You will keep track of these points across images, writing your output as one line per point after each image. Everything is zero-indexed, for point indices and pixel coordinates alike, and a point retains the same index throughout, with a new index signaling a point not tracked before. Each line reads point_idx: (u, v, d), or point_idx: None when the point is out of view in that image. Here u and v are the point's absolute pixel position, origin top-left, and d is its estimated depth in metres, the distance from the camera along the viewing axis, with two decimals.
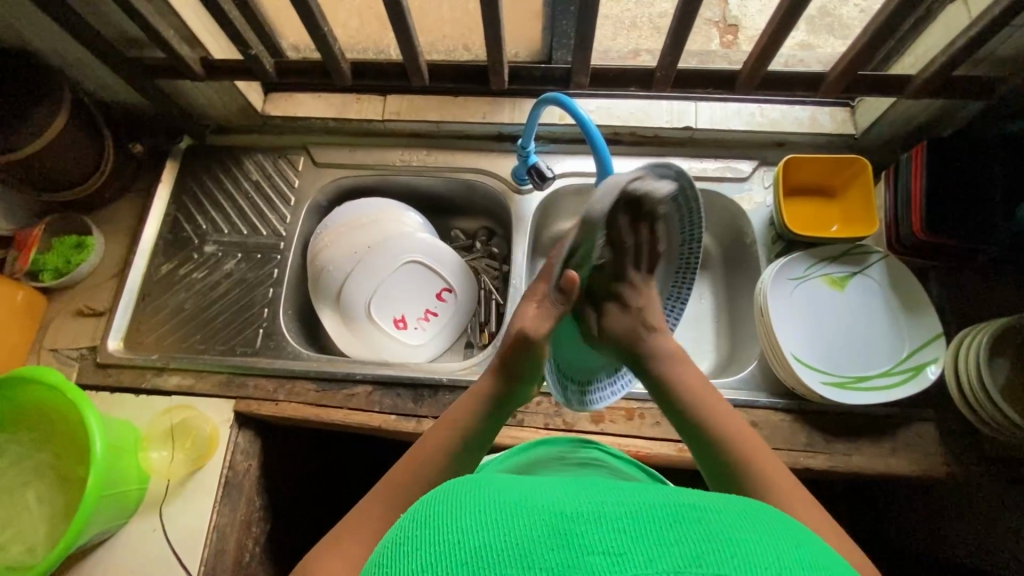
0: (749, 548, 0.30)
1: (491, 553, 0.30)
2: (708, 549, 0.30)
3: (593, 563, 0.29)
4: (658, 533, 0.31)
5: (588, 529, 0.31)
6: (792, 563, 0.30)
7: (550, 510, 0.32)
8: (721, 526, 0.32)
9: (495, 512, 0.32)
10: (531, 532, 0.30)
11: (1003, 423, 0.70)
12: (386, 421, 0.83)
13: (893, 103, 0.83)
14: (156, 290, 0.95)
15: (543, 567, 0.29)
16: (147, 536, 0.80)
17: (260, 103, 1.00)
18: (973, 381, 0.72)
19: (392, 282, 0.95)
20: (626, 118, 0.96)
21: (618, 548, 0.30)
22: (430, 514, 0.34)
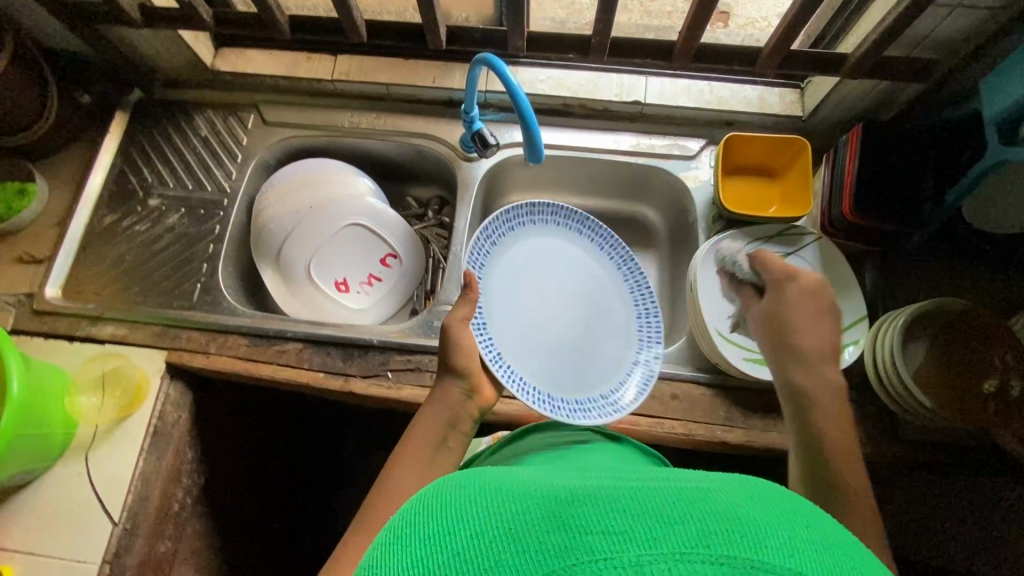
0: (763, 526, 0.28)
1: (480, 542, 0.29)
2: (717, 528, 0.27)
3: (590, 545, 0.28)
4: (662, 510, 0.28)
5: (586, 509, 0.29)
6: (808, 542, 0.29)
7: (544, 495, 0.31)
8: (730, 502, 0.30)
9: (486, 502, 0.32)
10: (525, 521, 0.30)
11: (916, 407, 0.71)
12: (314, 378, 0.83)
13: (836, 84, 0.83)
14: (98, 241, 0.95)
15: (535, 553, 0.28)
16: (72, 480, 0.81)
17: (210, 58, 0.99)
18: (888, 367, 0.72)
19: (335, 244, 0.96)
20: (576, 89, 0.95)
21: (619, 527, 0.28)
22: (419, 507, 0.34)
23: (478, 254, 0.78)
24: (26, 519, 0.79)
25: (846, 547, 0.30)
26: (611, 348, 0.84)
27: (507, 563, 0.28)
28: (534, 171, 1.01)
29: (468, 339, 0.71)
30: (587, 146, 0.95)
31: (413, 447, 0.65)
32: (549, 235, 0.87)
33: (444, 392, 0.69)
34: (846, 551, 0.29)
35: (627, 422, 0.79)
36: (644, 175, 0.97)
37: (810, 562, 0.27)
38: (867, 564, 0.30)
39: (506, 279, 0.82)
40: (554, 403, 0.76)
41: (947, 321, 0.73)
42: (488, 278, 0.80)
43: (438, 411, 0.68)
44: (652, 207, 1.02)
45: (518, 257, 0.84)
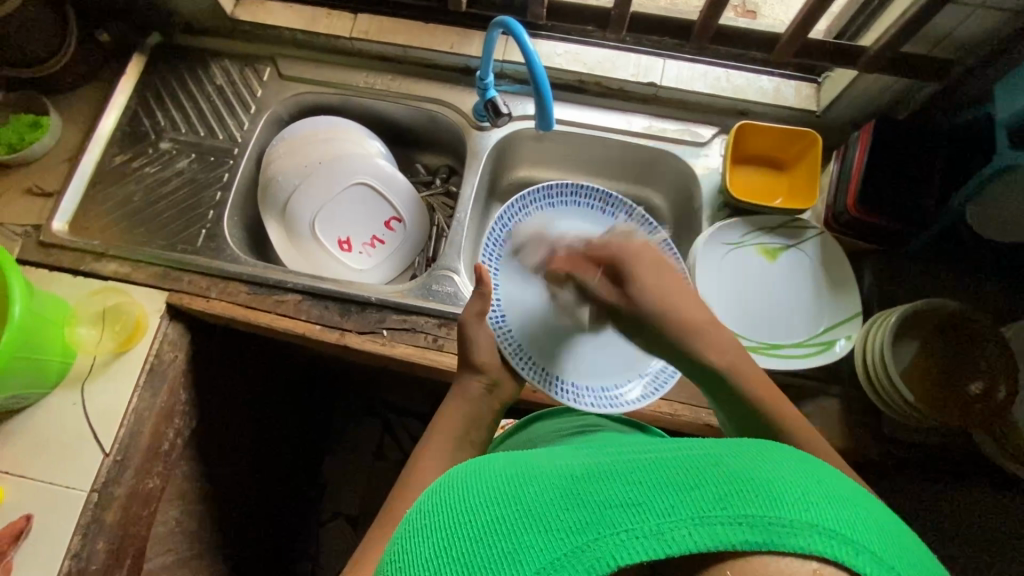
0: (768, 484, 0.33)
1: (508, 523, 0.34)
2: (727, 490, 0.32)
3: (614, 518, 0.32)
4: (675, 480, 0.33)
5: (606, 486, 0.34)
6: (812, 494, 0.33)
7: (565, 478, 0.36)
8: (738, 466, 0.34)
9: (512, 492, 0.36)
10: (549, 500, 0.34)
11: (901, 404, 0.71)
12: (310, 329, 0.84)
13: (853, 79, 0.82)
14: (107, 180, 0.96)
15: (564, 529, 0.32)
16: (67, 408, 0.82)
17: (231, 7, 0.99)
18: (878, 364, 0.73)
19: (341, 203, 0.96)
20: (593, 66, 0.94)
21: (637, 498, 0.33)
22: (450, 500, 0.38)
23: (490, 245, 0.80)
24: (20, 443, 0.81)
25: (846, 492, 0.35)
26: (640, 332, 0.81)
27: (538, 540, 0.32)
28: (544, 147, 1.01)
29: (485, 337, 0.74)
30: (599, 124, 0.95)
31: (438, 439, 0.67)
32: (575, 217, 0.85)
33: (463, 387, 0.72)
34: (847, 496, 0.34)
35: None
36: (654, 158, 0.97)
37: (810, 511, 0.32)
38: (868, 506, 0.35)
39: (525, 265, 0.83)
40: (580, 393, 0.77)
41: (935, 321, 0.74)
42: (506, 266, 0.81)
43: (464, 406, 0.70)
44: (658, 193, 1.03)
45: (540, 242, 0.84)
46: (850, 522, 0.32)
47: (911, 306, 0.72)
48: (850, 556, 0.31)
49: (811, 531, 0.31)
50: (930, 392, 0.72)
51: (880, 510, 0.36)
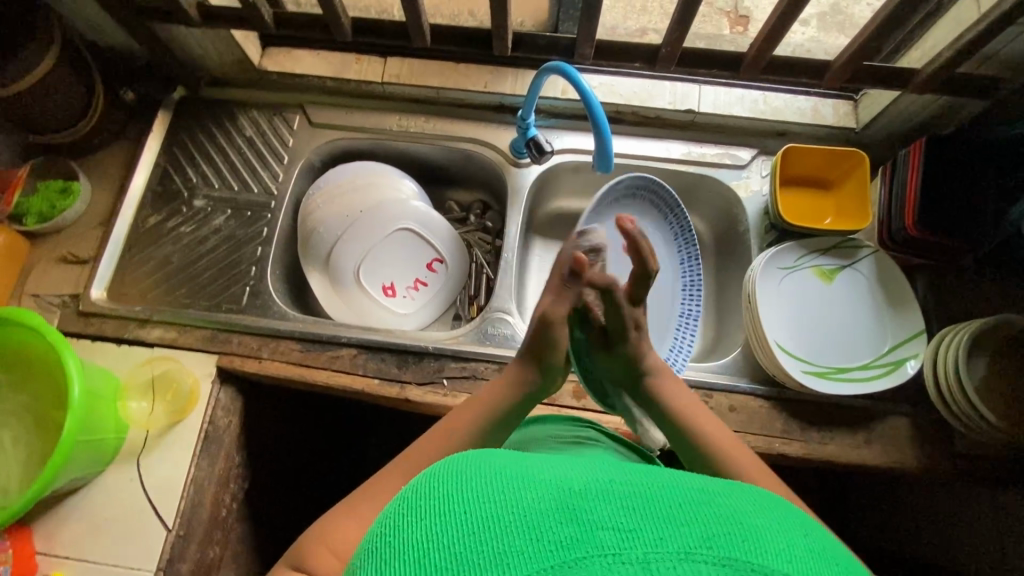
0: (757, 530, 0.31)
1: (496, 521, 0.32)
2: (720, 532, 0.30)
3: (601, 540, 0.30)
4: (667, 513, 0.31)
5: (600, 505, 0.32)
6: (801, 551, 0.31)
7: (558, 488, 0.34)
8: (730, 509, 0.33)
9: (504, 485, 0.35)
10: (540, 505, 0.33)
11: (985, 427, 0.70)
12: (369, 384, 0.83)
13: (895, 99, 0.83)
14: (142, 242, 0.94)
15: (551, 543, 0.31)
16: (124, 484, 0.80)
17: (257, 58, 0.98)
18: (955, 390, 0.72)
19: (383, 249, 0.95)
20: (628, 96, 0.94)
21: (630, 524, 0.31)
22: (439, 484, 0.36)
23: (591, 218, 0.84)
24: (78, 525, 0.78)
25: (831, 556, 0.33)
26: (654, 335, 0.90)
27: (524, 548, 0.31)
28: (582, 177, 1.01)
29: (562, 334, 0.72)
30: (639, 153, 0.95)
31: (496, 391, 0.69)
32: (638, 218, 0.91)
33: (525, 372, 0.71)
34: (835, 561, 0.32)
35: None
36: (694, 183, 0.97)
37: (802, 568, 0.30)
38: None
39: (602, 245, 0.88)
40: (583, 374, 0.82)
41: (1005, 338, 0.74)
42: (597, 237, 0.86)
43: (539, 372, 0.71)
44: (697, 216, 1.03)
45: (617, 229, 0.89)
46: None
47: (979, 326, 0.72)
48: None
49: None
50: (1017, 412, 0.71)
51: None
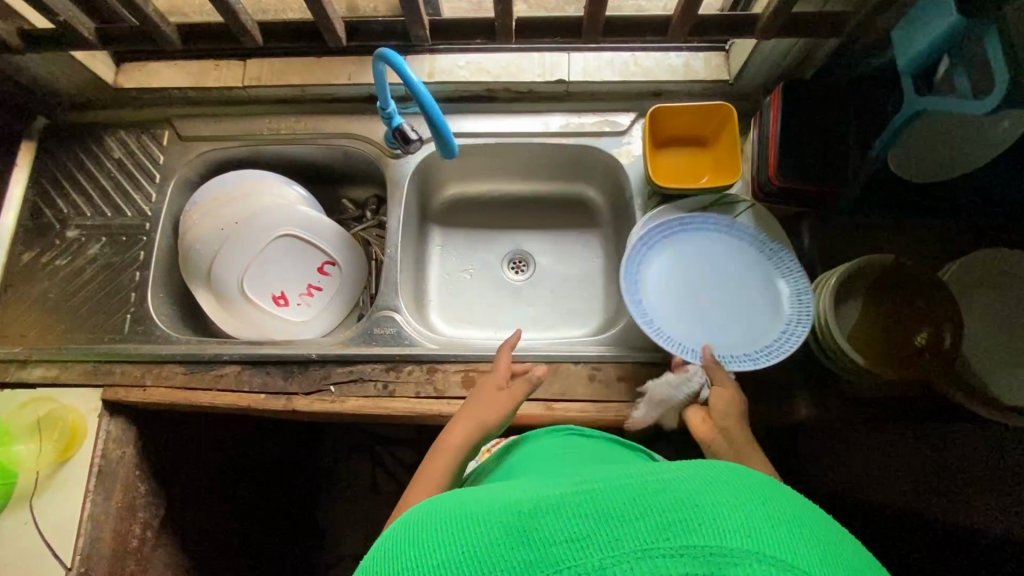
0: (711, 508, 0.30)
1: (452, 564, 0.31)
2: (674, 519, 0.29)
3: (555, 556, 0.30)
4: (619, 509, 0.30)
5: (548, 520, 0.31)
6: (762, 521, 0.30)
7: (513, 512, 0.33)
8: (682, 489, 0.31)
9: (459, 525, 0.34)
10: (493, 538, 0.32)
11: (865, 372, 0.69)
12: (255, 400, 0.81)
13: (755, 46, 0.80)
14: (18, 281, 0.91)
15: (505, 571, 0.30)
16: (18, 529, 0.79)
17: (112, 76, 0.94)
18: (832, 343, 0.71)
19: (267, 257, 0.92)
20: (497, 73, 0.91)
21: (582, 532, 0.30)
22: (406, 538, 0.36)
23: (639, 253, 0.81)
24: None
25: (799, 517, 0.31)
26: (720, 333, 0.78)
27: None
28: (467, 163, 0.99)
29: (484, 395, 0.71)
30: (515, 132, 0.93)
31: (454, 438, 0.68)
32: (719, 241, 0.83)
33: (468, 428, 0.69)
34: (801, 520, 0.31)
35: (575, 410, 0.78)
36: (578, 155, 0.95)
37: (768, 540, 0.28)
38: (826, 533, 0.31)
39: (721, 262, 0.82)
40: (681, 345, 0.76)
41: (876, 278, 0.73)
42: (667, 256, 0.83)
43: (492, 401, 0.70)
44: (592, 185, 1.01)
45: (692, 258, 0.83)
46: (801, 549, 0.29)
47: (842, 271, 0.72)
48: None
49: (756, 559, 0.28)
50: (893, 355, 0.70)
51: (839, 534, 0.32)
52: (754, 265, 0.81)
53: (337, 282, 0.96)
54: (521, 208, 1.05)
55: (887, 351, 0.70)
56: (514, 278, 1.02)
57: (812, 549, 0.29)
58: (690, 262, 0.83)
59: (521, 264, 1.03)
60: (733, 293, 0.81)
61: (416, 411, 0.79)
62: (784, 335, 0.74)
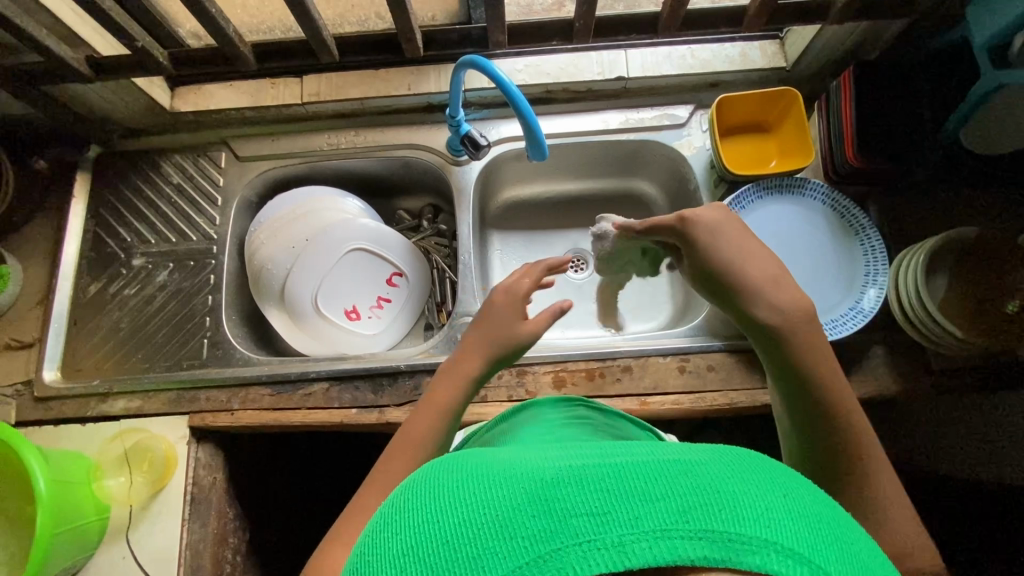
0: (735, 495, 0.29)
1: (467, 528, 0.30)
2: (695, 502, 0.29)
3: (576, 529, 0.28)
4: (642, 488, 0.29)
5: (573, 492, 0.30)
6: (782, 511, 0.30)
7: (530, 478, 0.32)
8: (708, 474, 0.30)
9: (476, 487, 0.32)
10: (512, 503, 0.30)
11: (964, 345, 0.71)
12: (347, 415, 0.81)
13: (818, 31, 0.81)
14: (87, 312, 0.90)
15: (524, 539, 0.29)
16: (117, 564, 0.77)
17: (168, 100, 0.93)
18: (928, 321, 0.72)
19: (338, 272, 0.91)
20: (556, 74, 0.92)
21: (603, 508, 0.29)
22: (416, 501, 0.34)
23: None
24: None
25: (818, 511, 0.31)
26: None
27: (495, 552, 0.28)
28: (525, 164, 0.99)
29: (505, 308, 0.70)
30: (577, 131, 0.94)
31: (468, 364, 0.67)
32: (813, 216, 0.83)
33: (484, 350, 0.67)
34: (820, 515, 0.31)
35: (669, 402, 0.79)
36: (637, 149, 0.96)
37: (785, 531, 0.29)
38: (837, 526, 0.31)
39: (809, 237, 0.83)
40: None
41: (961, 250, 0.74)
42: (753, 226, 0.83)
43: (505, 329, 0.68)
44: (647, 180, 1.02)
45: (780, 228, 0.83)
46: (818, 546, 0.29)
47: (932, 245, 0.72)
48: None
49: (771, 548, 0.28)
50: (986, 324, 0.71)
51: (848, 526, 0.32)
52: (842, 246, 0.82)
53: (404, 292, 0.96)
54: (577, 207, 1.05)
55: (979, 321, 0.72)
56: (575, 277, 1.02)
57: (827, 546, 0.29)
58: (779, 233, 0.83)
59: (580, 262, 1.03)
60: (816, 270, 0.82)
61: None
62: (845, 320, 0.77)
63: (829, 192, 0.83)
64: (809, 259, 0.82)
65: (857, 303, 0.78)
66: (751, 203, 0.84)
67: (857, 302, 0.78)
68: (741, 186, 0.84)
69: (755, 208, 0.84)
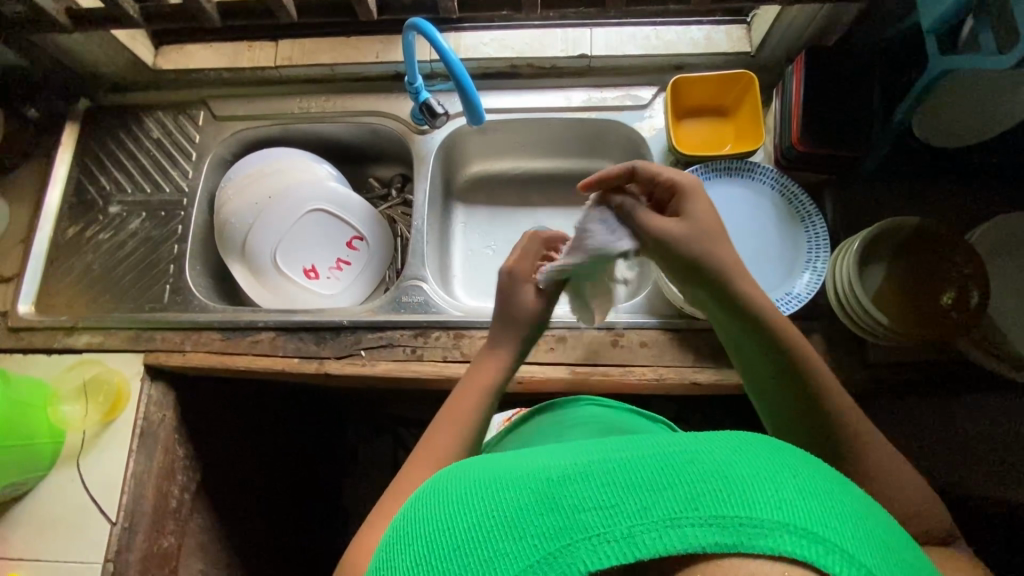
0: (739, 479, 0.31)
1: (484, 530, 0.33)
2: (702, 490, 0.30)
3: (586, 522, 0.31)
4: (649, 480, 0.31)
5: (578, 487, 0.32)
6: (789, 492, 0.31)
7: (539, 477, 0.34)
8: (714, 461, 0.32)
9: (489, 490, 0.35)
10: (525, 503, 0.33)
11: (889, 335, 0.70)
12: (289, 363, 0.84)
13: (778, 15, 0.81)
14: (64, 254, 0.95)
15: (537, 536, 0.31)
16: (66, 485, 0.82)
17: (151, 58, 0.98)
18: (858, 309, 0.71)
19: (301, 231, 0.95)
20: (521, 49, 0.94)
21: (610, 500, 0.31)
22: (436, 506, 0.37)
23: None
24: (27, 529, 0.81)
25: (824, 488, 0.33)
26: None
27: (512, 550, 0.31)
28: (490, 139, 1.00)
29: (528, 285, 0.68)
30: (538, 107, 0.95)
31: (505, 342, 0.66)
32: (762, 202, 0.83)
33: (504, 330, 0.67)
34: (827, 492, 0.32)
35: (599, 374, 0.80)
36: (600, 129, 0.97)
37: (793, 511, 0.30)
38: (843, 500, 0.32)
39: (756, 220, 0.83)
40: None
41: (902, 240, 0.73)
42: None
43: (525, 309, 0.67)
44: (612, 161, 1.02)
45: (725, 209, 0.83)
46: (822, 521, 0.30)
47: (870, 231, 0.71)
48: (821, 559, 0.29)
49: (780, 529, 0.29)
50: (916, 317, 0.70)
51: (862, 505, 0.34)
52: (786, 233, 0.81)
53: (364, 256, 0.99)
54: (543, 185, 1.06)
55: (909, 313, 0.71)
56: None
57: (834, 519, 0.31)
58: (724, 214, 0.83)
59: None
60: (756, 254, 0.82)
61: (445, 375, 0.81)
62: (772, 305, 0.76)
63: (779, 177, 0.82)
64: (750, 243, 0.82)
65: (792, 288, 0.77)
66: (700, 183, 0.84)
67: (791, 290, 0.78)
68: (692, 166, 0.85)
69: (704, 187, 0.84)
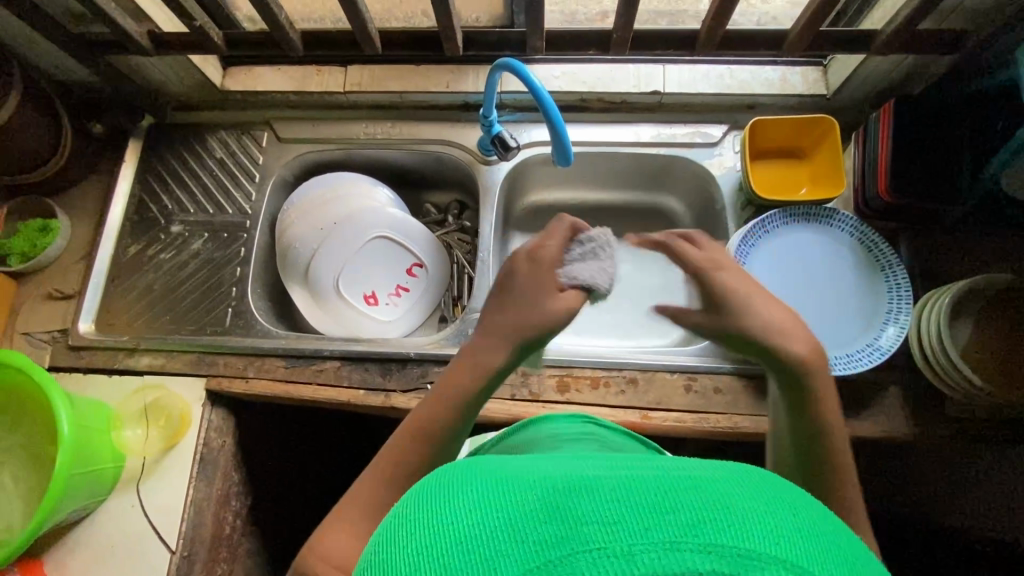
0: (744, 510, 0.27)
1: (470, 534, 0.27)
2: (706, 515, 0.26)
3: (586, 536, 0.26)
4: (648, 500, 0.27)
5: (584, 500, 0.27)
6: (795, 531, 0.26)
7: (541, 485, 0.29)
8: (718, 488, 0.28)
9: (483, 488, 0.30)
10: (524, 508, 0.28)
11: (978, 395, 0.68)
12: (355, 395, 0.83)
13: (862, 61, 0.81)
14: (124, 272, 0.95)
15: (531, 545, 0.26)
16: (125, 511, 0.81)
17: (220, 79, 0.98)
18: (946, 366, 0.69)
19: (363, 257, 0.95)
20: (592, 83, 0.93)
21: (613, 517, 0.26)
22: (422, 505, 0.31)
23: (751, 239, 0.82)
24: (85, 555, 0.80)
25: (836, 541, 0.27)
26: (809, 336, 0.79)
27: (492, 557, 0.26)
28: (552, 169, 1.00)
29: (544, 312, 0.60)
30: (607, 140, 0.94)
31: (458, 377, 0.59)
32: (842, 250, 0.82)
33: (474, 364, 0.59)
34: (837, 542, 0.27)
35: (671, 419, 0.79)
36: (667, 165, 0.96)
37: (796, 552, 0.25)
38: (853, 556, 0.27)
39: (834, 269, 0.82)
40: None
41: (992, 296, 0.71)
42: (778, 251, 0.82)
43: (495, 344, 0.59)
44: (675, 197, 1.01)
45: (805, 256, 0.82)
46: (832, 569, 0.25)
47: (962, 286, 0.70)
48: None
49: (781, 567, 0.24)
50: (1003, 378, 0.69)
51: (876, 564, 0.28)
52: (866, 283, 0.80)
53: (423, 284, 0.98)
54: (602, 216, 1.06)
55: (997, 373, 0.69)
56: None
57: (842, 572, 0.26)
58: (804, 260, 0.82)
59: None
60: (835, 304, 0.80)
61: (514, 414, 0.79)
62: (855, 358, 0.75)
63: (859, 225, 0.81)
64: (829, 292, 0.81)
65: (874, 341, 0.76)
66: (779, 228, 0.83)
67: (873, 344, 0.76)
68: (771, 210, 0.84)
69: (783, 233, 0.83)
